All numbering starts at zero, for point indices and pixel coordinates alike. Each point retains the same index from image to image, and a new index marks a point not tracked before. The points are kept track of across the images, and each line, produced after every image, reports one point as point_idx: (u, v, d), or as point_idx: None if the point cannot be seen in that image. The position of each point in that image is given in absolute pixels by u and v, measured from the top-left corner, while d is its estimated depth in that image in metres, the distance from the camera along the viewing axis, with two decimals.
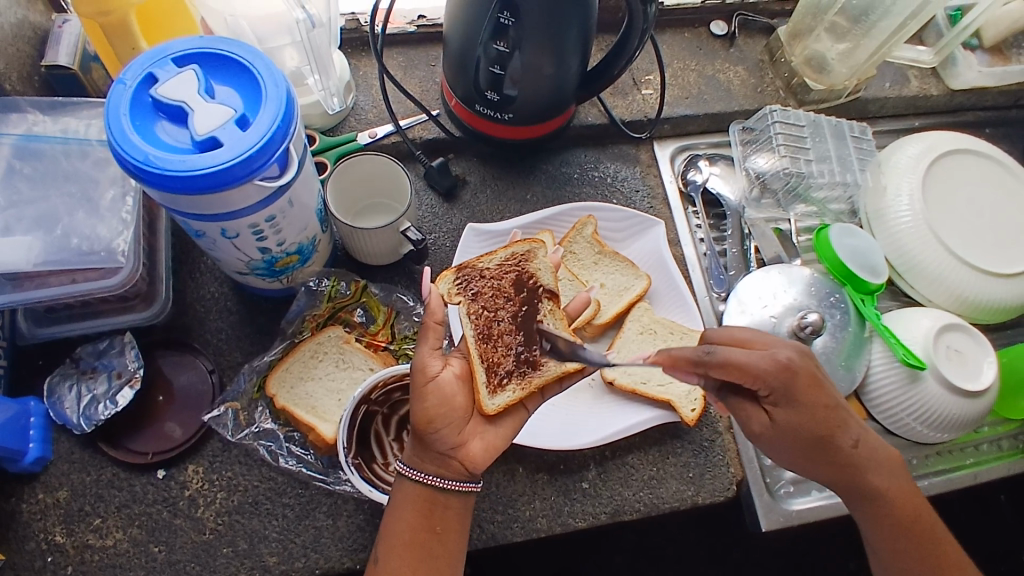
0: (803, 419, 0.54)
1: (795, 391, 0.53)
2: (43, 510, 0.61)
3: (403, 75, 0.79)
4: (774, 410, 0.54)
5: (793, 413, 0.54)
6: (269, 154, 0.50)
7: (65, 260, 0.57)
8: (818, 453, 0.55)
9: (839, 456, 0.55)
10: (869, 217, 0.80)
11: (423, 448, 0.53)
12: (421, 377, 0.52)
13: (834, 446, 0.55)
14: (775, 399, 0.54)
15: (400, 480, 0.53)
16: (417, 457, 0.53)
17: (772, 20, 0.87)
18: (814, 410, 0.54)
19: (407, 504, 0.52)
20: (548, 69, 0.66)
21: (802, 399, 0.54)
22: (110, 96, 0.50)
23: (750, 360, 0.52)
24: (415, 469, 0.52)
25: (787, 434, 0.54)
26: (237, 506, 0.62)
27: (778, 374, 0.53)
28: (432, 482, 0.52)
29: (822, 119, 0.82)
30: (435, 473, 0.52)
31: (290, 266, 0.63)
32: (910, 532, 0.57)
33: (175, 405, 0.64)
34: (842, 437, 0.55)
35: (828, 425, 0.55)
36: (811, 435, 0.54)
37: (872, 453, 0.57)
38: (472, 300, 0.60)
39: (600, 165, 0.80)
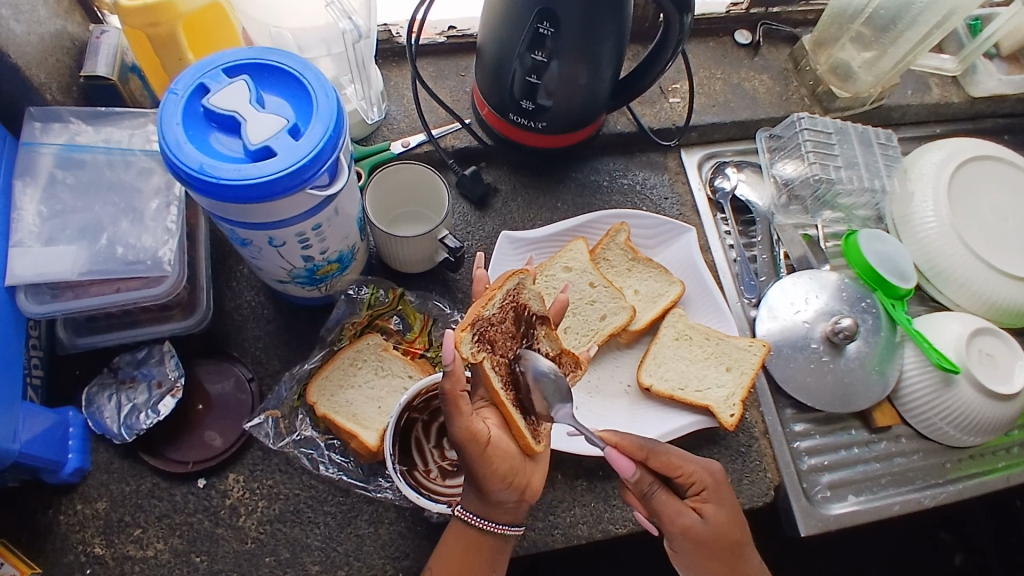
0: (727, 520, 0.57)
1: (723, 495, 0.58)
2: (82, 521, 0.61)
3: (434, 84, 0.80)
4: (703, 505, 0.57)
5: (720, 512, 0.57)
6: (320, 165, 0.50)
7: (110, 271, 0.57)
8: (730, 562, 0.57)
9: (745, 572, 0.58)
10: (896, 223, 0.80)
11: (478, 500, 0.55)
12: (477, 448, 0.50)
13: (744, 559, 0.58)
14: (708, 497, 0.57)
15: (460, 523, 0.56)
16: (482, 506, 0.55)
17: (795, 30, 0.88)
18: (732, 513, 0.58)
19: (462, 542, 0.56)
20: (584, 79, 0.66)
21: (726, 500, 0.58)
22: (163, 105, 0.50)
23: (688, 457, 0.58)
24: (484, 518, 0.55)
25: (711, 535, 0.56)
26: (278, 514, 0.62)
27: (711, 479, 0.58)
28: (503, 530, 0.56)
29: (849, 127, 0.83)
30: (505, 521, 0.56)
31: (330, 274, 0.64)
32: None
33: (214, 414, 0.64)
34: (749, 556, 0.58)
35: (743, 536, 0.58)
36: (732, 542, 0.57)
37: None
38: (494, 354, 0.54)
39: (629, 173, 0.81)
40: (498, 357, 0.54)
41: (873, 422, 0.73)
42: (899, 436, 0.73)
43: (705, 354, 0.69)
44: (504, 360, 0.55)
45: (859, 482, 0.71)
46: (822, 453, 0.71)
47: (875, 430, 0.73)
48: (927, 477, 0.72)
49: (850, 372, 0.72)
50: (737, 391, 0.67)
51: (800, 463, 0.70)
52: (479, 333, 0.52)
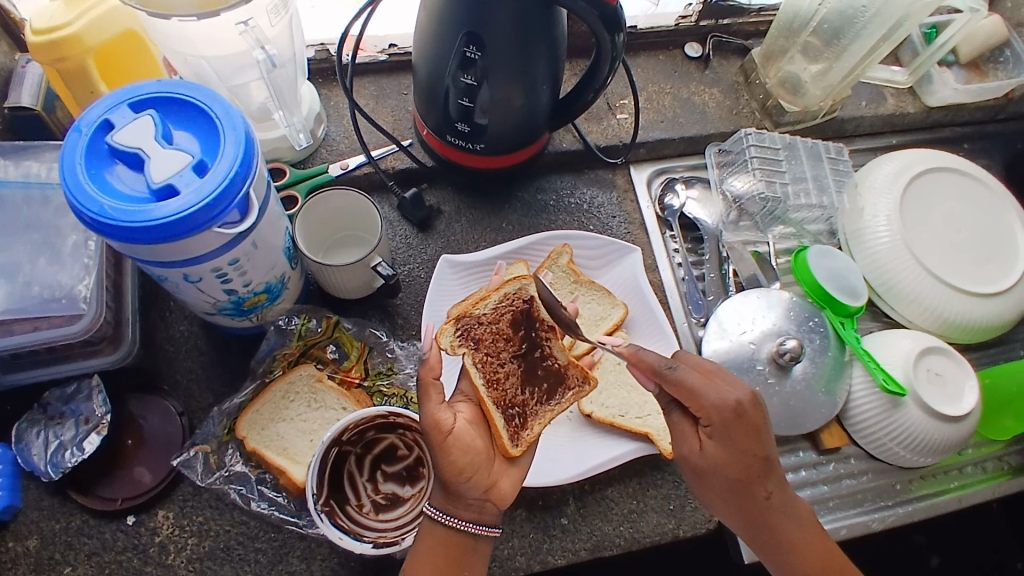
0: (731, 459, 0.53)
1: (733, 435, 0.52)
2: (12, 559, 0.59)
3: (376, 104, 0.79)
4: (706, 440, 0.54)
5: (723, 450, 0.53)
6: (228, 201, 0.49)
7: (25, 309, 0.56)
8: (730, 493, 0.54)
9: (755, 500, 0.54)
10: (847, 238, 0.79)
11: (442, 492, 0.52)
12: (441, 435, 0.51)
13: (752, 490, 0.54)
14: (710, 430, 0.53)
15: (429, 524, 0.52)
16: (445, 501, 0.52)
17: (745, 42, 0.88)
18: (742, 453, 0.53)
19: (435, 549, 0.51)
20: (518, 101, 0.65)
21: (734, 439, 0.52)
22: (65, 145, 0.49)
23: (699, 389, 0.53)
24: (447, 514, 0.51)
25: (707, 466, 0.54)
26: (208, 552, 0.60)
27: (718, 412, 0.52)
28: (464, 528, 0.51)
29: (798, 141, 0.82)
30: (466, 518, 0.52)
31: (258, 305, 0.62)
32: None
33: (145, 448, 0.63)
34: (763, 485, 0.54)
35: (748, 475, 0.53)
36: (732, 473, 0.53)
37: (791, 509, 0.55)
38: (478, 352, 0.59)
39: (577, 191, 0.80)
40: (485, 358, 0.59)
41: (820, 444, 0.72)
42: (848, 457, 0.73)
43: None
44: (491, 359, 0.59)
45: (807, 505, 0.70)
46: None
47: (823, 452, 0.72)
48: (877, 499, 0.71)
49: (797, 394, 0.71)
50: None
51: None
52: (461, 330, 0.61)
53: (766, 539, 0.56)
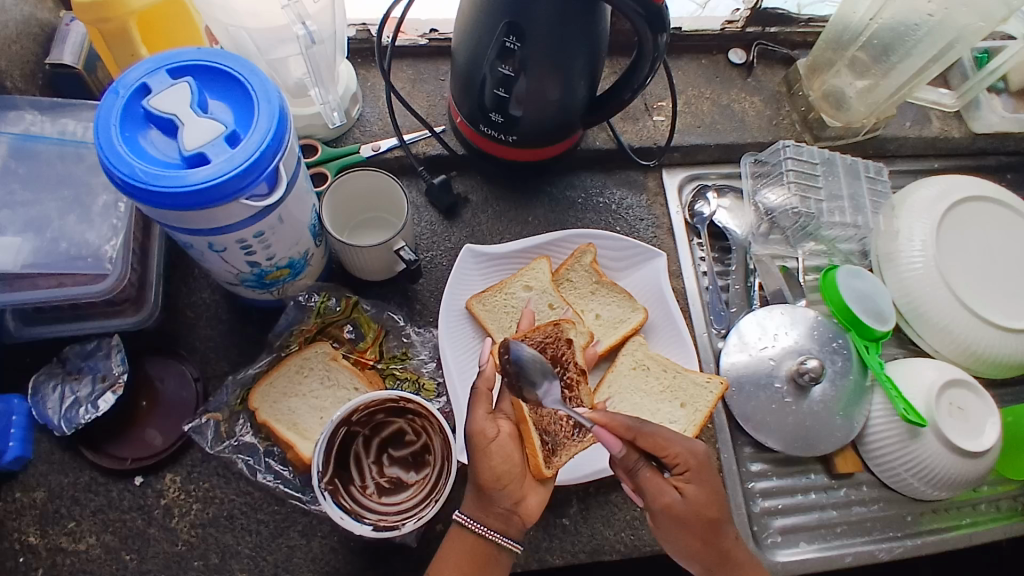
0: (708, 499, 0.54)
1: (707, 476, 0.54)
2: (18, 509, 0.60)
3: (412, 88, 0.79)
4: (685, 486, 0.53)
5: (700, 492, 0.53)
6: (258, 173, 0.49)
7: (52, 265, 0.56)
8: (702, 543, 0.54)
9: (724, 546, 0.55)
10: (879, 260, 0.77)
11: (476, 496, 0.54)
12: (484, 440, 0.54)
13: (720, 536, 0.55)
14: (688, 472, 0.54)
15: (457, 530, 0.54)
16: (477, 509, 0.54)
17: (792, 52, 0.87)
18: (715, 490, 0.54)
19: (461, 556, 0.53)
20: (554, 94, 0.64)
21: (709, 481, 0.54)
22: (102, 105, 0.49)
23: (671, 437, 0.54)
24: (477, 522, 0.54)
25: (689, 514, 0.53)
26: (212, 519, 0.61)
27: (695, 461, 0.54)
28: (493, 537, 0.54)
29: (837, 157, 0.80)
30: (497, 529, 0.54)
31: (281, 279, 0.62)
32: None
33: (158, 411, 0.64)
34: (728, 530, 0.55)
35: (715, 522, 0.54)
36: (707, 517, 0.54)
37: (748, 558, 0.56)
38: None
39: (606, 191, 0.79)
40: None
41: (833, 468, 0.70)
42: (860, 484, 0.71)
43: (661, 387, 0.67)
44: None
45: (813, 529, 0.68)
46: (776, 496, 0.69)
47: (835, 476, 0.71)
48: (885, 529, 0.70)
49: (813, 415, 0.70)
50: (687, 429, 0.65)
51: (752, 505, 0.68)
52: None
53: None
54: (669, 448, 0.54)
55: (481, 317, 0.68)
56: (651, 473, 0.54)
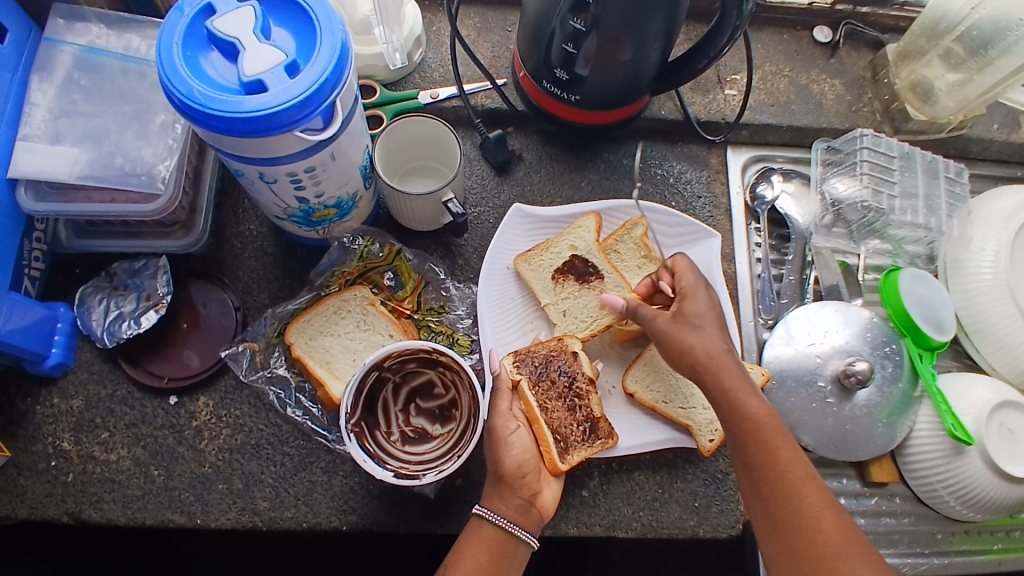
0: (699, 310, 0.57)
1: (698, 296, 0.58)
2: (56, 414, 0.62)
3: (477, 36, 0.77)
4: (681, 303, 0.58)
5: (690, 304, 0.57)
6: (314, 106, 0.48)
7: (107, 178, 0.57)
8: (744, 422, 0.53)
9: (700, 353, 0.55)
10: (946, 267, 0.73)
11: (497, 487, 0.55)
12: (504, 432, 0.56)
13: (767, 418, 0.53)
14: (688, 288, 0.58)
15: (477, 522, 0.54)
16: (495, 499, 0.55)
17: (882, 35, 0.81)
18: (707, 312, 0.57)
19: (482, 547, 0.53)
20: (625, 56, 0.61)
21: (699, 296, 0.58)
22: (167, 23, 0.48)
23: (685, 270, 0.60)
24: (493, 512, 0.54)
25: (675, 321, 0.57)
26: (239, 446, 0.62)
27: (707, 295, 0.58)
28: (511, 529, 0.53)
29: (917, 152, 0.76)
30: (514, 521, 0.54)
31: (327, 219, 0.62)
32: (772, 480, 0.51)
33: (197, 335, 0.65)
34: (709, 340, 0.56)
35: (721, 357, 0.55)
36: (688, 325, 0.56)
37: (743, 385, 0.54)
38: (540, 383, 0.60)
39: (665, 163, 0.76)
40: (540, 391, 0.60)
41: (867, 475, 0.68)
42: (893, 495, 0.69)
43: None
44: (545, 391, 0.60)
45: None
46: None
47: (868, 484, 0.68)
48: (912, 544, 0.67)
49: (855, 420, 0.67)
50: None
51: None
52: (524, 360, 0.61)
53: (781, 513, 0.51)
54: (675, 264, 0.61)
55: (527, 277, 0.67)
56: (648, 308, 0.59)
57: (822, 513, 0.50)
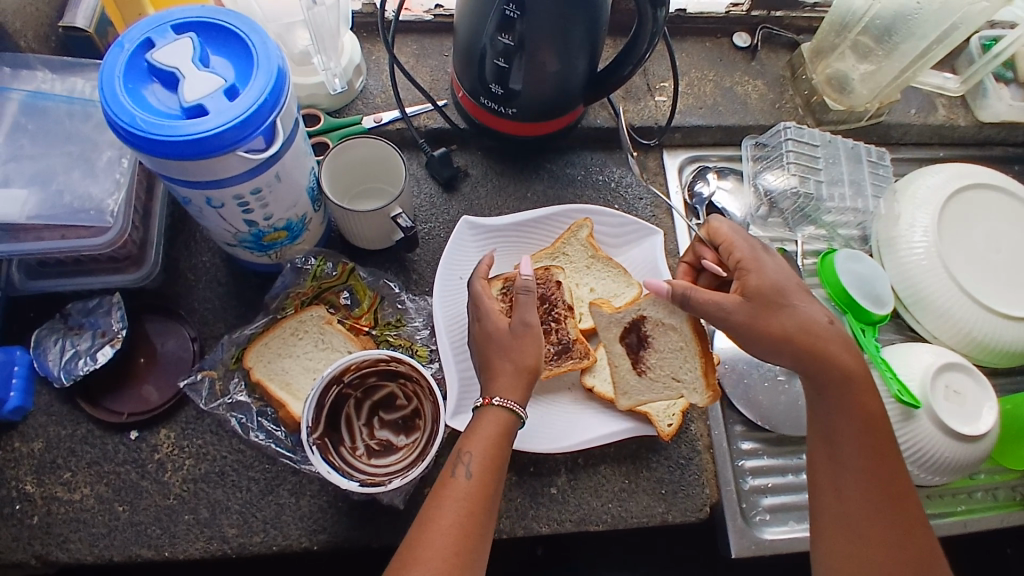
0: (775, 282, 0.58)
1: (766, 264, 0.59)
2: (17, 458, 0.61)
3: (415, 62, 0.80)
4: (746, 276, 0.58)
5: (763, 279, 0.58)
6: (256, 125, 0.50)
7: (56, 216, 0.58)
8: (858, 419, 0.56)
9: (795, 328, 0.56)
10: (880, 245, 0.77)
11: (511, 376, 0.55)
12: (506, 335, 0.57)
13: (880, 420, 0.56)
14: (750, 263, 0.59)
15: (487, 406, 0.54)
16: (506, 387, 0.55)
17: (797, 36, 0.87)
18: (792, 284, 0.58)
19: (492, 428, 0.53)
20: (554, 67, 0.65)
21: (767, 266, 0.58)
22: (107, 58, 0.50)
23: (734, 239, 0.61)
24: (505, 398, 0.54)
25: (757, 301, 0.57)
26: (204, 474, 0.62)
27: (776, 265, 0.59)
28: (515, 408, 0.54)
29: (838, 140, 0.80)
30: (518, 402, 0.55)
31: (278, 242, 0.63)
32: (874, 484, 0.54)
33: (156, 368, 0.65)
34: (803, 311, 0.57)
35: (828, 335, 0.57)
36: (767, 306, 0.57)
37: (861, 384, 0.57)
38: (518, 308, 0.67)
39: (606, 169, 0.79)
40: None
41: None
42: None
43: None
44: None
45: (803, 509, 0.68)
46: (767, 474, 0.69)
47: None
48: None
49: None
50: (677, 401, 0.66)
51: (742, 483, 0.68)
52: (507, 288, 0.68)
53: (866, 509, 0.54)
54: (716, 233, 0.62)
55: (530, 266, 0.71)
56: (704, 291, 0.59)
57: (912, 528, 0.54)
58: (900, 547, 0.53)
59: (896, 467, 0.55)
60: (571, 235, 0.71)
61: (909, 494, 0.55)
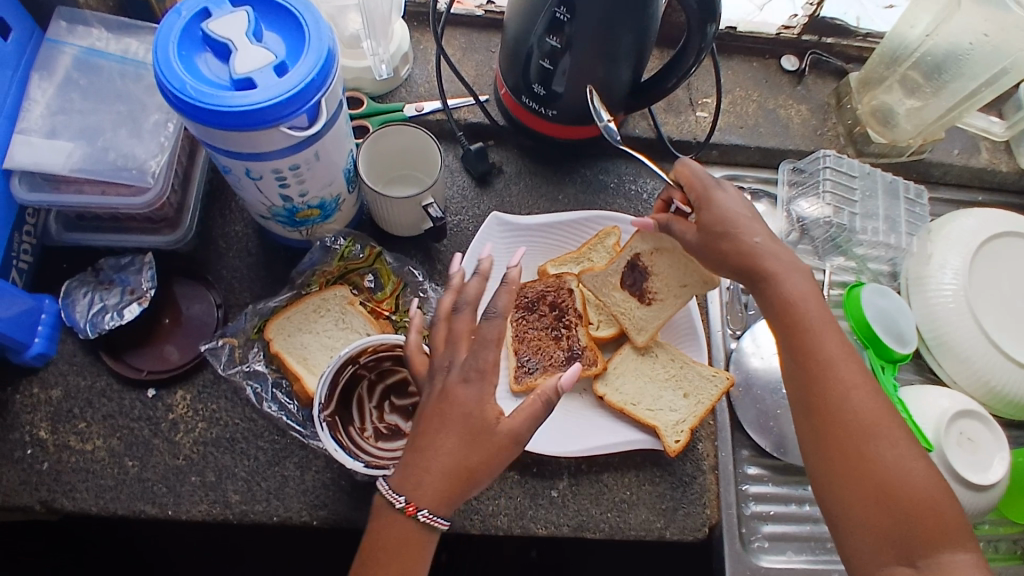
0: (721, 218, 0.59)
1: (719, 201, 0.60)
2: (35, 403, 0.63)
3: (462, 55, 0.81)
4: (699, 215, 0.61)
5: (711, 215, 0.60)
6: (301, 103, 0.51)
7: (99, 172, 0.59)
8: (785, 314, 0.56)
9: (742, 252, 0.58)
10: (908, 283, 0.76)
11: (442, 482, 0.47)
12: (489, 429, 0.48)
13: (805, 302, 0.56)
14: (704, 200, 0.61)
15: (392, 513, 0.48)
16: (433, 492, 0.47)
17: (845, 65, 0.86)
18: (729, 213, 0.59)
19: (396, 541, 0.48)
20: (599, 72, 0.65)
21: (717, 201, 0.60)
22: (164, 24, 0.51)
23: (693, 179, 0.62)
24: (434, 511, 0.47)
25: (703, 235, 0.61)
26: (214, 439, 0.63)
27: (725, 197, 0.60)
28: (430, 521, 0.47)
29: (878, 173, 0.79)
30: (437, 513, 0.47)
31: (310, 219, 0.64)
32: (810, 369, 0.55)
33: (179, 330, 0.66)
34: (745, 238, 0.59)
35: (759, 253, 0.58)
36: (718, 234, 0.60)
37: (790, 277, 0.57)
38: (527, 314, 0.68)
39: (639, 179, 0.79)
40: (524, 321, 0.68)
41: None
42: None
43: (666, 375, 0.68)
44: (527, 323, 0.68)
45: (802, 541, 0.68)
46: (769, 502, 0.69)
47: None
48: None
49: None
50: (687, 419, 0.66)
51: (744, 508, 0.68)
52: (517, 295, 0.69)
53: (826, 431, 0.53)
54: (680, 174, 0.62)
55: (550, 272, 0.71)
56: (680, 224, 0.63)
57: (852, 391, 0.53)
58: (849, 416, 0.53)
59: (833, 342, 0.55)
60: (596, 241, 0.72)
61: (850, 371, 0.54)
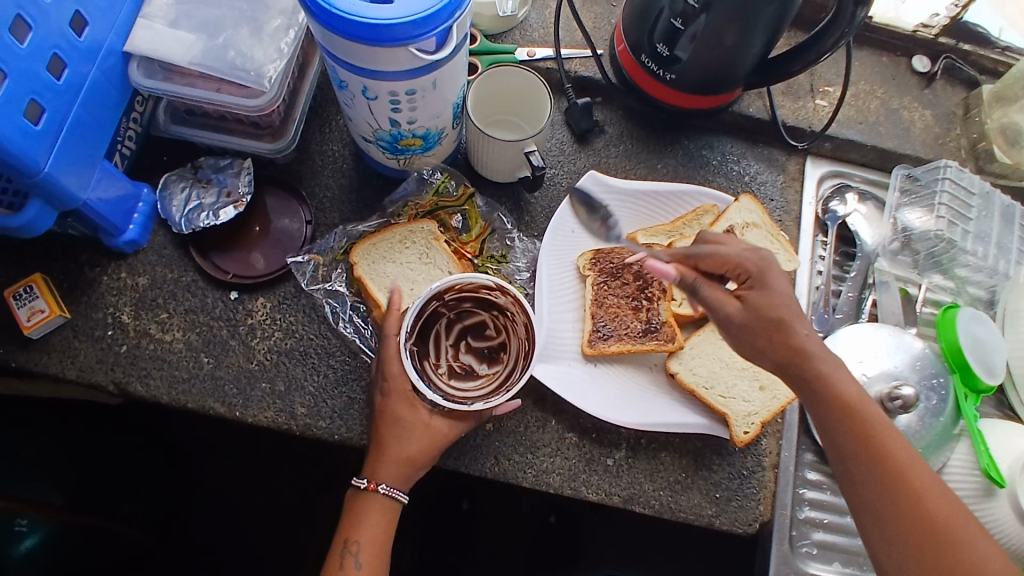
0: (772, 304, 0.51)
1: (770, 280, 0.52)
2: (120, 287, 0.64)
3: (581, 6, 0.78)
4: (746, 293, 0.52)
5: (766, 296, 0.51)
6: (432, 26, 0.49)
7: (216, 69, 0.59)
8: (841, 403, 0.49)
9: (798, 345, 0.50)
10: (1005, 313, 0.72)
11: (396, 467, 0.57)
12: (413, 421, 0.57)
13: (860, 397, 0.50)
14: (756, 279, 0.52)
15: (367, 495, 0.58)
16: (385, 473, 0.57)
17: (979, 75, 0.81)
18: (778, 289, 0.51)
19: (376, 526, 0.58)
20: (730, 40, 0.61)
21: (773, 283, 0.52)
22: None
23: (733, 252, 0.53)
24: (393, 489, 0.57)
25: (749, 323, 0.51)
26: (288, 350, 0.64)
27: (776, 278, 0.52)
28: (396, 498, 0.58)
29: (998, 195, 0.75)
30: (398, 489, 0.58)
31: (411, 149, 0.63)
32: (874, 464, 0.49)
33: (267, 239, 0.67)
34: (801, 328, 0.50)
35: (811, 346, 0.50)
36: (772, 320, 0.51)
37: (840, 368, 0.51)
38: (609, 279, 0.67)
39: (743, 161, 0.76)
40: (606, 287, 0.67)
41: None
42: None
43: (744, 364, 0.66)
44: (609, 289, 0.67)
45: (850, 553, 0.66)
46: (825, 509, 0.67)
47: None
48: None
49: None
50: (760, 412, 0.64)
51: (797, 511, 0.66)
52: (603, 259, 0.67)
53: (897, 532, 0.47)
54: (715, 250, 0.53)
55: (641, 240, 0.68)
56: (710, 288, 0.53)
57: (919, 480, 0.48)
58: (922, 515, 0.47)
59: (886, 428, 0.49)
60: (693, 216, 0.69)
61: (915, 463, 0.49)
